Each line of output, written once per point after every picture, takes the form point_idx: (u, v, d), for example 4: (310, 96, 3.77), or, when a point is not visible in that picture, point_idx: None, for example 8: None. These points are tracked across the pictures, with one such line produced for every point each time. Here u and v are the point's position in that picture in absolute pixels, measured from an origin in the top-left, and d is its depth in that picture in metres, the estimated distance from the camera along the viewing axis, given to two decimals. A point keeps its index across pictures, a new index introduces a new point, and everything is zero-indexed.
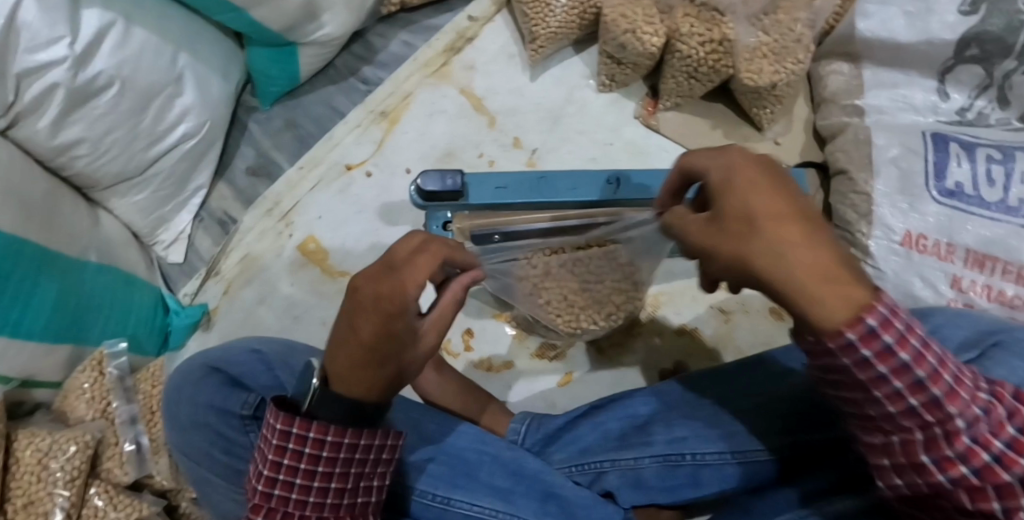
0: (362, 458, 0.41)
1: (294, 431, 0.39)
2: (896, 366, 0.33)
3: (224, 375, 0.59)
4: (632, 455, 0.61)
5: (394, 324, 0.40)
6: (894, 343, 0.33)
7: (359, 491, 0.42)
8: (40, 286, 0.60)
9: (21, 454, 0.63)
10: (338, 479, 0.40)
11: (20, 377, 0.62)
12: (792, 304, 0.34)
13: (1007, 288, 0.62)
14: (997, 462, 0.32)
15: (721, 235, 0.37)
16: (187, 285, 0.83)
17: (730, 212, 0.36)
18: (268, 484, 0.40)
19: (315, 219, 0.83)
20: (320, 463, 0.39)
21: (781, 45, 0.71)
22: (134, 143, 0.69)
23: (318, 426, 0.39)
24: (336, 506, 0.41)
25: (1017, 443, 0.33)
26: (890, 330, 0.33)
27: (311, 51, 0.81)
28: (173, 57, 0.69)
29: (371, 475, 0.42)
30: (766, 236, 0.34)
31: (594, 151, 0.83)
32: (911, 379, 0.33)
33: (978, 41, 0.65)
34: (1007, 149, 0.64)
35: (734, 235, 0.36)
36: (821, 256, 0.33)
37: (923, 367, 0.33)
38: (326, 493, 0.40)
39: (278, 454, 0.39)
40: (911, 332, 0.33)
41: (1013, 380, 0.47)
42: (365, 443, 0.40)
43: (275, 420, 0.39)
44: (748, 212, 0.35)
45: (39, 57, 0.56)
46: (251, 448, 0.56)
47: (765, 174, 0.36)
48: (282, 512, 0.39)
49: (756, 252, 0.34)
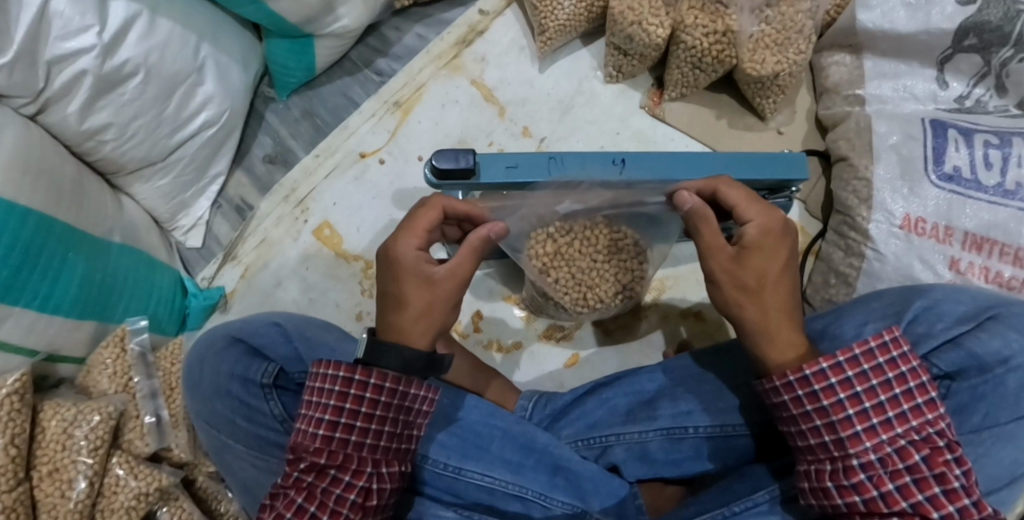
0: (409, 406, 0.50)
1: (356, 379, 0.48)
2: (818, 408, 0.48)
3: (246, 345, 0.62)
4: (638, 429, 0.64)
5: (408, 285, 0.51)
6: (819, 390, 0.48)
7: (403, 438, 0.51)
8: (69, 261, 0.62)
9: (47, 424, 0.65)
10: (390, 423, 0.49)
11: (47, 351, 0.65)
12: (753, 342, 0.52)
13: (1005, 269, 0.64)
14: (879, 496, 0.46)
15: (744, 281, 0.52)
16: (206, 269, 0.86)
17: (754, 272, 0.52)
18: (331, 428, 0.48)
19: (330, 205, 0.86)
20: (377, 408, 0.48)
21: (784, 36, 0.73)
22: (159, 130, 0.72)
23: (377, 374, 0.48)
24: (387, 448, 0.50)
25: (903, 487, 0.45)
26: (820, 382, 0.48)
27: (327, 43, 0.84)
28: (196, 47, 0.71)
29: (414, 423, 0.51)
30: (771, 300, 0.52)
31: (602, 140, 0.86)
32: (827, 421, 0.48)
33: (977, 31, 0.67)
34: (1004, 135, 0.66)
35: (740, 284, 0.52)
36: (791, 325, 0.52)
37: (838, 414, 0.48)
38: (381, 435, 0.49)
39: (341, 400, 0.48)
40: (842, 387, 0.48)
41: (1007, 351, 0.51)
42: (414, 392, 0.50)
43: (336, 372, 0.48)
44: (759, 273, 0.52)
45: (70, 45, 0.60)
46: (272, 416, 0.60)
47: (782, 254, 0.52)
48: (343, 453, 0.48)
49: (745, 302, 0.52)
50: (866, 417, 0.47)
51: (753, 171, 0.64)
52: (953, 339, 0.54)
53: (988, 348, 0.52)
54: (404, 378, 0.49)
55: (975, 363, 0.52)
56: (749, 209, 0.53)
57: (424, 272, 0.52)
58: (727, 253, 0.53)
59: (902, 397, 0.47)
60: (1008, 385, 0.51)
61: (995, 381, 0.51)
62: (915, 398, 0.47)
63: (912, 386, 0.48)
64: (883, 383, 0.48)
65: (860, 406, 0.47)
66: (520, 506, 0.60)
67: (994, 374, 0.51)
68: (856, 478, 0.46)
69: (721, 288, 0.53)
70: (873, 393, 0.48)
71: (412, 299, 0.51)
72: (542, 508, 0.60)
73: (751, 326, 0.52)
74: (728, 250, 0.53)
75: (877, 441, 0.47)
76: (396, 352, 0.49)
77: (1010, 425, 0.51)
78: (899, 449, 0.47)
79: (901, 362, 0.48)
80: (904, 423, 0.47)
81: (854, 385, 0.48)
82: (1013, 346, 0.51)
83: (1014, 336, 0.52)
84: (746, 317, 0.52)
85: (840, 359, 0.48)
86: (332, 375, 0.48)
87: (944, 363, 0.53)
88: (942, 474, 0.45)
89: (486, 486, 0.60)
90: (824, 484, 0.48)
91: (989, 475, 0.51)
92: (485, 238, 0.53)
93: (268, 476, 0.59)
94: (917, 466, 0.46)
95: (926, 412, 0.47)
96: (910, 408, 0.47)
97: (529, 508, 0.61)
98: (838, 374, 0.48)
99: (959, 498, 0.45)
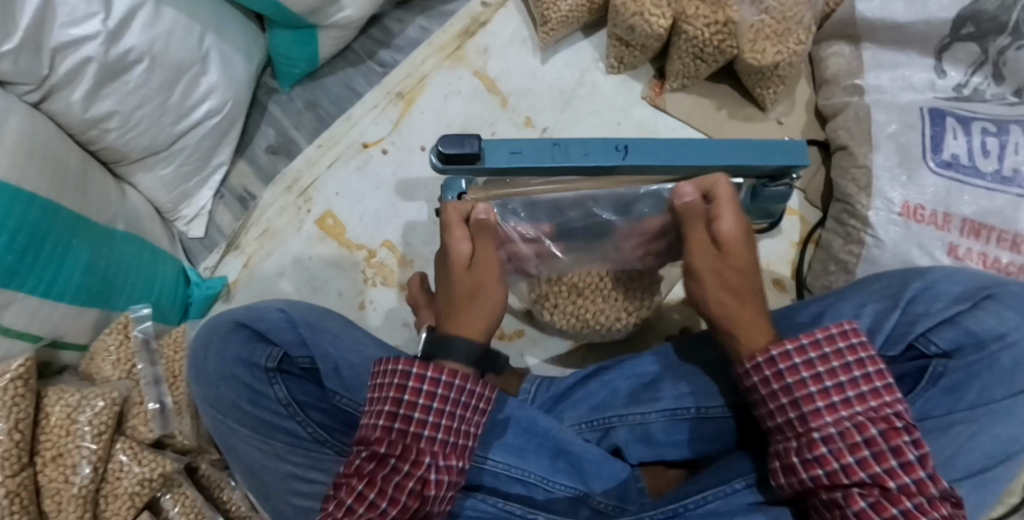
0: (465, 401, 0.51)
1: (414, 372, 0.50)
2: (783, 386, 0.49)
3: (250, 330, 0.62)
4: (641, 411, 0.65)
5: (458, 283, 0.56)
6: (785, 369, 0.49)
7: (461, 433, 0.51)
8: (73, 248, 0.63)
9: (50, 409, 0.65)
10: (447, 417, 0.50)
11: (50, 336, 0.65)
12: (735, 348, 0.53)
13: (1003, 255, 0.65)
14: (840, 468, 0.46)
15: (727, 278, 0.55)
16: (208, 259, 0.86)
17: (736, 267, 0.55)
18: (391, 419, 0.50)
19: (333, 194, 0.86)
20: (435, 399, 0.50)
21: (785, 26, 0.73)
22: (163, 118, 0.72)
23: (434, 367, 0.51)
24: (444, 442, 0.50)
25: (862, 459, 0.46)
26: (785, 362, 0.49)
27: (331, 34, 0.84)
28: (200, 36, 0.72)
29: (470, 420, 0.52)
30: (748, 302, 0.54)
31: (605, 130, 0.86)
32: (792, 398, 0.49)
33: (974, 20, 0.68)
34: (1002, 123, 0.67)
35: (725, 283, 0.55)
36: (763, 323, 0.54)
37: (802, 391, 0.48)
38: (438, 428, 0.50)
39: (399, 392, 0.50)
40: (806, 367, 0.49)
41: (1003, 329, 0.53)
42: (470, 386, 0.51)
43: (397, 364, 0.51)
44: (741, 269, 0.55)
45: (75, 32, 0.60)
46: (276, 400, 0.61)
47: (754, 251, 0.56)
48: (401, 443, 0.49)
49: (730, 302, 0.54)
50: (826, 395, 0.48)
51: (758, 160, 0.62)
52: (951, 318, 0.55)
53: (984, 325, 0.54)
54: (461, 373, 0.51)
55: (972, 340, 0.54)
56: (724, 207, 0.56)
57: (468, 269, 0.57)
58: (711, 252, 0.56)
59: (861, 379, 0.48)
60: (1003, 363, 0.53)
61: (991, 359, 0.53)
62: (873, 381, 0.48)
63: (871, 370, 0.49)
64: (843, 365, 0.49)
65: (821, 384, 0.48)
66: (523, 490, 0.61)
67: (989, 351, 0.53)
68: (818, 451, 0.47)
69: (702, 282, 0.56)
70: (833, 374, 0.48)
71: (465, 294, 0.56)
72: (545, 491, 0.61)
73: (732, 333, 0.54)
74: (711, 249, 0.56)
75: (838, 416, 0.47)
76: (464, 349, 0.53)
77: (1007, 401, 0.52)
78: (857, 423, 0.47)
79: (861, 349, 0.49)
80: (863, 401, 0.48)
81: (816, 365, 0.49)
82: (1010, 323, 0.53)
83: (1011, 314, 0.53)
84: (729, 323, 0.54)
85: (803, 342, 0.49)
86: (392, 369, 0.51)
87: (942, 340, 0.55)
88: (898, 446, 0.45)
89: (490, 469, 0.61)
90: (790, 459, 0.49)
91: (986, 454, 0.52)
92: (483, 223, 0.56)
93: (270, 460, 0.59)
94: (874, 439, 0.46)
95: (883, 394, 0.48)
96: (868, 390, 0.48)
97: (531, 492, 0.61)
98: (801, 354, 0.49)
99: (914, 470, 0.45)
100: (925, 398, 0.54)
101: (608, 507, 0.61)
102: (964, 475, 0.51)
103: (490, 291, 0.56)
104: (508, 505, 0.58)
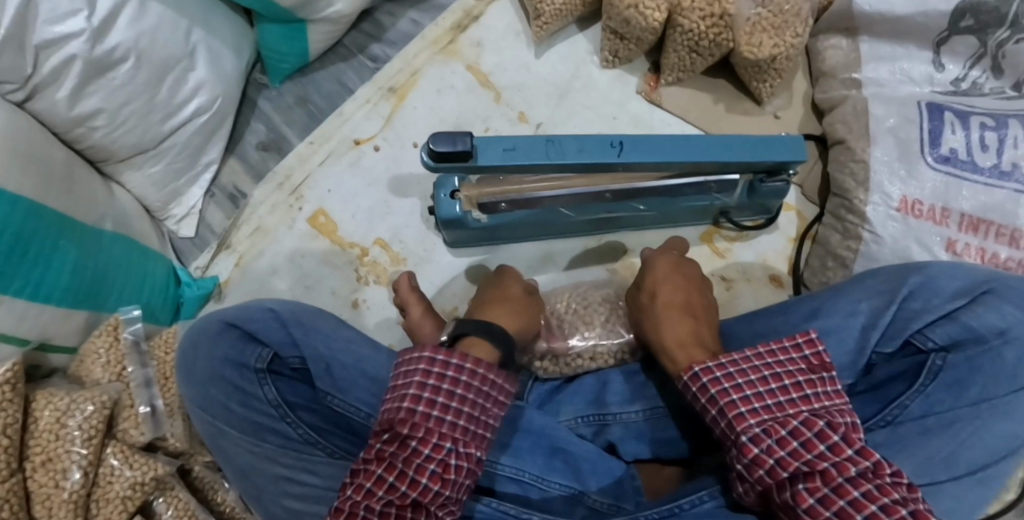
0: (486, 391, 0.53)
1: (440, 359, 0.52)
2: (708, 399, 0.51)
3: (240, 331, 0.61)
4: (635, 409, 0.66)
5: (509, 286, 0.70)
6: (708, 383, 0.51)
7: (481, 424, 0.53)
8: (60, 250, 0.62)
9: (39, 414, 0.64)
10: (469, 404, 0.52)
11: (39, 340, 0.63)
12: (662, 349, 0.60)
13: (1001, 250, 0.66)
14: (776, 463, 0.46)
15: (646, 301, 0.65)
16: (199, 258, 0.85)
17: (654, 291, 0.65)
18: (415, 401, 0.51)
19: (325, 191, 0.85)
20: (459, 386, 0.52)
21: (782, 19, 0.72)
22: (151, 115, 0.71)
23: (458, 355, 0.53)
24: (465, 429, 0.51)
25: (793, 451, 0.46)
26: (708, 376, 0.51)
27: (321, 28, 0.83)
28: (188, 32, 0.71)
29: (490, 411, 0.54)
30: (669, 320, 0.61)
31: (600, 125, 0.85)
32: (718, 410, 0.50)
33: (973, 11, 0.67)
34: (1000, 117, 0.67)
35: (642, 302, 0.65)
36: (687, 335, 0.60)
37: (724, 400, 0.50)
38: (459, 414, 0.51)
39: (424, 376, 0.52)
40: (727, 380, 0.50)
41: (1003, 324, 0.53)
42: (492, 377, 0.54)
43: (421, 353, 0.53)
44: (654, 292, 0.65)
45: (58, 28, 0.58)
46: (267, 401, 0.60)
47: (686, 279, 0.67)
48: (424, 426, 0.50)
49: (649, 313, 0.64)
50: (750, 402, 0.49)
51: (750, 153, 0.62)
52: (949, 314, 0.55)
53: (984, 322, 0.53)
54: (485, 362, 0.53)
55: (971, 335, 0.54)
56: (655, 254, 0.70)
57: (521, 284, 0.71)
58: (634, 288, 0.68)
59: (778, 390, 0.49)
60: (1005, 357, 0.52)
61: (993, 352, 0.53)
62: (790, 391, 0.49)
63: (787, 381, 0.50)
64: (760, 377, 0.50)
65: (743, 393, 0.49)
66: (518, 490, 0.61)
67: (991, 348, 0.53)
68: (751, 453, 0.47)
69: (632, 309, 0.67)
70: (753, 384, 0.50)
71: (510, 293, 0.68)
72: (539, 490, 0.61)
73: (660, 339, 0.60)
74: (635, 285, 0.69)
75: (763, 420, 0.48)
76: (484, 330, 0.58)
77: (1009, 397, 0.52)
78: (780, 422, 0.47)
79: (774, 361, 0.51)
80: (783, 408, 0.49)
81: (736, 378, 0.50)
82: (1009, 318, 0.53)
83: (1010, 310, 0.53)
84: (658, 333, 0.61)
85: (721, 359, 0.52)
86: (416, 356, 0.53)
87: (940, 335, 0.55)
88: (821, 432, 0.46)
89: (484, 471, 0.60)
90: (737, 468, 0.49)
91: (987, 451, 0.51)
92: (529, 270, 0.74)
93: (263, 463, 0.58)
94: (798, 430, 0.46)
95: (801, 401, 0.49)
96: (787, 398, 0.49)
97: (526, 491, 0.61)
98: (721, 369, 0.51)
99: (841, 451, 0.45)
100: (925, 396, 0.54)
101: (603, 505, 0.61)
102: (966, 471, 0.51)
103: (532, 304, 0.69)
104: (502, 505, 0.58)
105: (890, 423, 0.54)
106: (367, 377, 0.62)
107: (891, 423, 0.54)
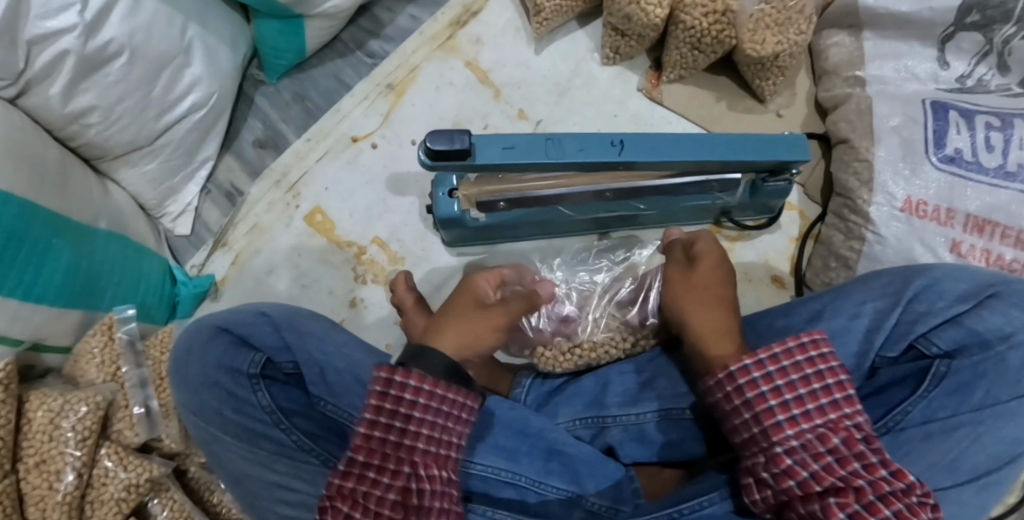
0: (447, 410, 0.51)
1: (396, 379, 0.50)
2: (745, 400, 0.50)
3: (232, 335, 0.60)
4: (636, 411, 0.65)
5: (459, 302, 0.64)
6: (745, 384, 0.50)
7: (444, 443, 0.51)
8: (54, 250, 0.61)
9: (32, 415, 0.63)
10: (428, 425, 0.50)
11: (32, 340, 0.62)
12: (693, 342, 0.59)
13: (1006, 252, 0.64)
14: (808, 476, 0.45)
15: (691, 283, 0.63)
16: (195, 256, 0.85)
17: (705, 274, 0.63)
18: (371, 426, 0.49)
19: (322, 190, 0.84)
20: (416, 409, 0.49)
21: (786, 16, 0.71)
22: (145, 112, 0.70)
23: (415, 374, 0.50)
24: (425, 451, 0.49)
25: (827, 465, 0.45)
26: (745, 376, 0.50)
27: (318, 23, 0.82)
28: (183, 27, 0.70)
29: (452, 429, 0.51)
30: (700, 310, 0.61)
31: (600, 122, 0.84)
32: (753, 413, 0.49)
33: (980, 7, 0.66)
34: (1005, 116, 0.65)
35: (688, 283, 0.64)
36: (722, 323, 0.59)
37: (762, 405, 0.49)
38: (418, 436, 0.49)
39: (379, 399, 0.49)
40: (764, 381, 0.50)
41: (1008, 328, 0.52)
42: (451, 395, 0.51)
43: (377, 372, 0.50)
44: (705, 281, 0.63)
45: (51, 24, 0.57)
46: (258, 406, 0.59)
47: (723, 271, 0.64)
48: (380, 452, 0.48)
49: (683, 297, 0.63)
50: (788, 408, 0.48)
51: (752, 152, 0.60)
52: (954, 318, 0.54)
53: (989, 326, 0.53)
54: (441, 382, 0.51)
55: (976, 340, 0.53)
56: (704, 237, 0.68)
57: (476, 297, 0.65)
58: (680, 265, 0.67)
59: (820, 393, 0.48)
60: (1010, 362, 0.51)
61: (997, 358, 0.52)
62: (831, 393, 0.48)
63: (829, 382, 0.49)
64: (801, 378, 0.49)
65: (782, 397, 0.49)
66: (514, 494, 0.60)
67: (996, 352, 0.52)
68: (783, 463, 0.46)
69: (671, 286, 0.65)
70: (794, 388, 0.49)
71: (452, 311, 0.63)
72: (536, 494, 0.60)
73: (693, 327, 0.60)
74: (681, 261, 0.67)
75: (800, 428, 0.48)
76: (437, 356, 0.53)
77: (1012, 403, 0.51)
78: (818, 434, 0.47)
79: (819, 362, 0.50)
80: (822, 414, 0.48)
81: (774, 379, 0.49)
82: (1014, 323, 0.52)
83: (1017, 314, 0.53)
84: (692, 321, 0.61)
85: (761, 356, 0.50)
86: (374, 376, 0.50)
87: (945, 340, 0.54)
88: (860, 451, 0.45)
89: (481, 475, 0.60)
90: (759, 475, 0.48)
91: (989, 456, 0.51)
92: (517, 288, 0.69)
93: (256, 468, 0.57)
94: (835, 447, 0.46)
95: (842, 406, 0.48)
96: (827, 402, 0.48)
97: (523, 495, 0.60)
98: (760, 369, 0.50)
99: (875, 470, 0.44)
100: (928, 401, 0.52)
101: (601, 507, 0.60)
102: (970, 476, 0.51)
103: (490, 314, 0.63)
104: (496, 512, 0.57)
105: (891, 430, 0.53)
106: (360, 382, 0.61)
107: (892, 429, 0.53)
